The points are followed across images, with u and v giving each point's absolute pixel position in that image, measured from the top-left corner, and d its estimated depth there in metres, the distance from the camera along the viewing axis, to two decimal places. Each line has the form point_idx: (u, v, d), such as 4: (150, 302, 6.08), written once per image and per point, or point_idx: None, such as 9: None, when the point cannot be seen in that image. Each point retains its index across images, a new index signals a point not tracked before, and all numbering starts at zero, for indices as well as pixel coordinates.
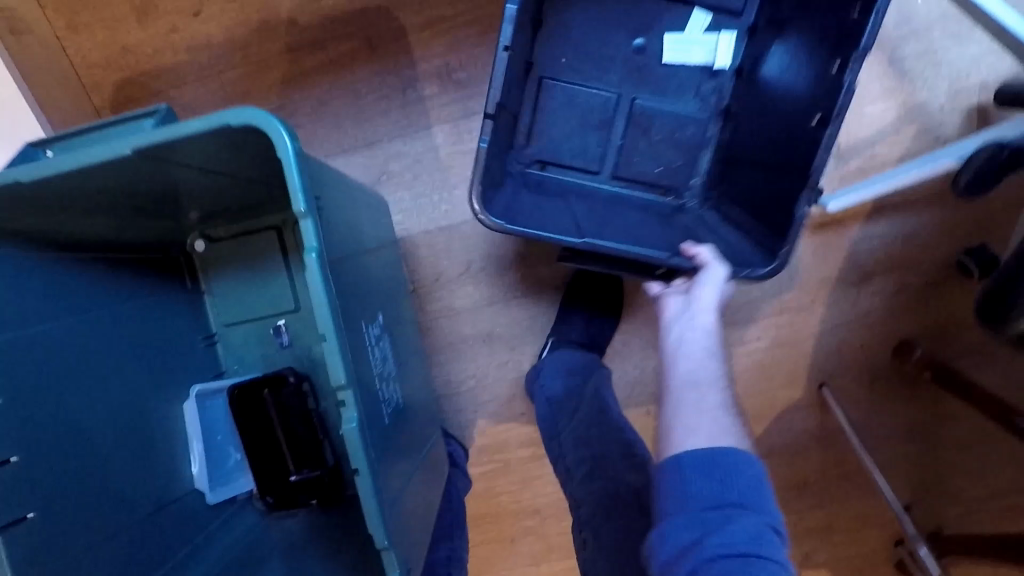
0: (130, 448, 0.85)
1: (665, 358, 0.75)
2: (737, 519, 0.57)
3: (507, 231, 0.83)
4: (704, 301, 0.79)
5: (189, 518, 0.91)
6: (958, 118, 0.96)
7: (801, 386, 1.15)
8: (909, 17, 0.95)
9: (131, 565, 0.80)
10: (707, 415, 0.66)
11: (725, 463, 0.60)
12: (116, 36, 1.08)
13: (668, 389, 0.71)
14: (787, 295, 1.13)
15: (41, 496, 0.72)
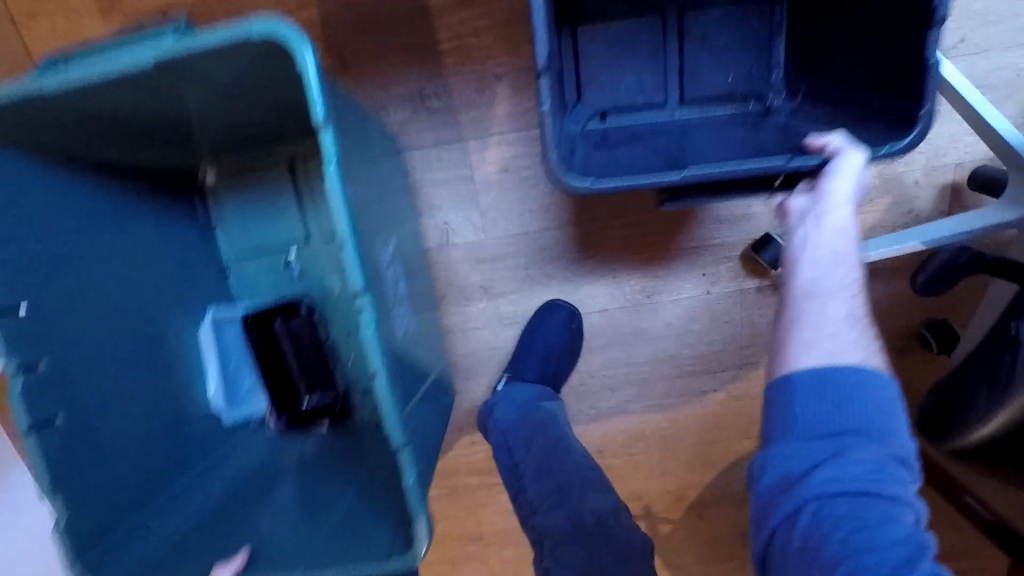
0: (138, 376, 0.80)
1: (793, 262, 0.66)
2: (855, 446, 0.55)
3: (596, 188, 0.74)
4: (835, 198, 0.68)
5: (203, 441, 0.86)
6: (932, 194, 0.97)
7: (755, 439, 1.16)
8: None
9: (147, 479, 0.79)
10: (829, 332, 0.60)
11: (847, 382, 0.57)
12: (77, 28, 1.03)
13: (790, 301, 0.64)
14: (749, 351, 1.11)
15: (65, 402, 0.71)
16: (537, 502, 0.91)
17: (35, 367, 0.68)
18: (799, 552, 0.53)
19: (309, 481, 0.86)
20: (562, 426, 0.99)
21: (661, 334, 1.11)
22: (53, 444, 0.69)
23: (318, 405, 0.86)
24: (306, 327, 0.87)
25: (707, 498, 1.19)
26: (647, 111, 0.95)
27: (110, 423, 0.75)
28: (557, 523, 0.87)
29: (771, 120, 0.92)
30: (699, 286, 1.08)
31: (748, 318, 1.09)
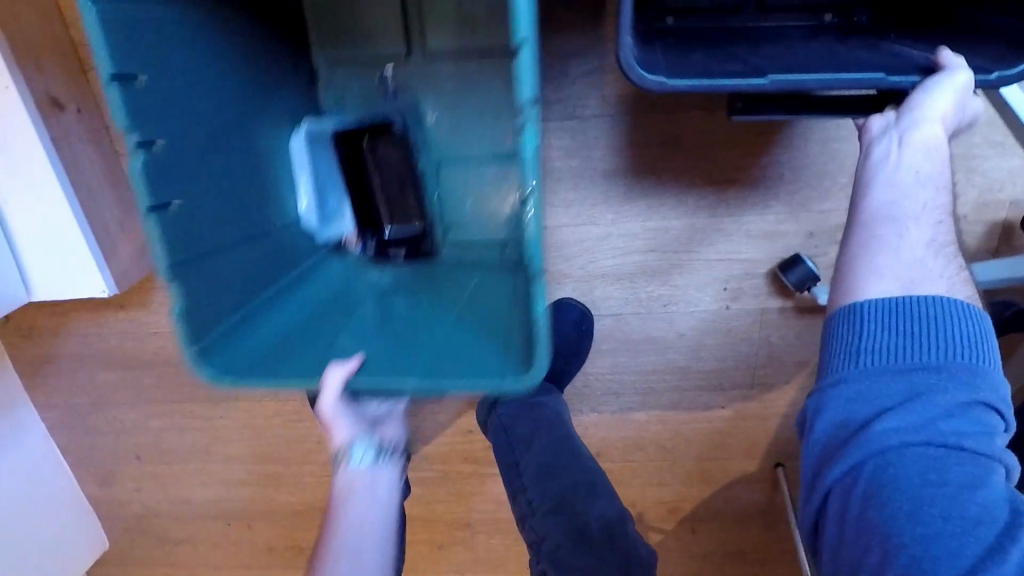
0: (234, 177, 0.74)
1: (870, 187, 0.61)
2: (933, 389, 0.51)
3: (669, 88, 0.63)
4: (929, 115, 0.60)
5: (295, 245, 0.83)
6: (980, 230, 0.91)
7: (758, 460, 1.13)
8: None
9: (253, 279, 0.74)
10: (905, 261, 0.57)
11: (928, 315, 0.54)
12: None
13: (861, 221, 0.60)
14: (764, 372, 1.06)
15: (181, 189, 0.66)
16: (538, 502, 0.87)
17: (152, 144, 0.62)
18: (862, 506, 0.51)
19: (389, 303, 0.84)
20: (568, 425, 0.96)
21: (673, 344, 1.06)
22: (169, 223, 0.63)
23: (399, 233, 0.87)
24: (391, 150, 0.86)
25: (701, 512, 1.17)
26: (715, 14, 0.77)
27: (214, 217, 0.70)
28: (557, 527, 0.84)
29: (854, 39, 0.75)
30: (718, 301, 1.02)
31: (765, 337, 1.04)
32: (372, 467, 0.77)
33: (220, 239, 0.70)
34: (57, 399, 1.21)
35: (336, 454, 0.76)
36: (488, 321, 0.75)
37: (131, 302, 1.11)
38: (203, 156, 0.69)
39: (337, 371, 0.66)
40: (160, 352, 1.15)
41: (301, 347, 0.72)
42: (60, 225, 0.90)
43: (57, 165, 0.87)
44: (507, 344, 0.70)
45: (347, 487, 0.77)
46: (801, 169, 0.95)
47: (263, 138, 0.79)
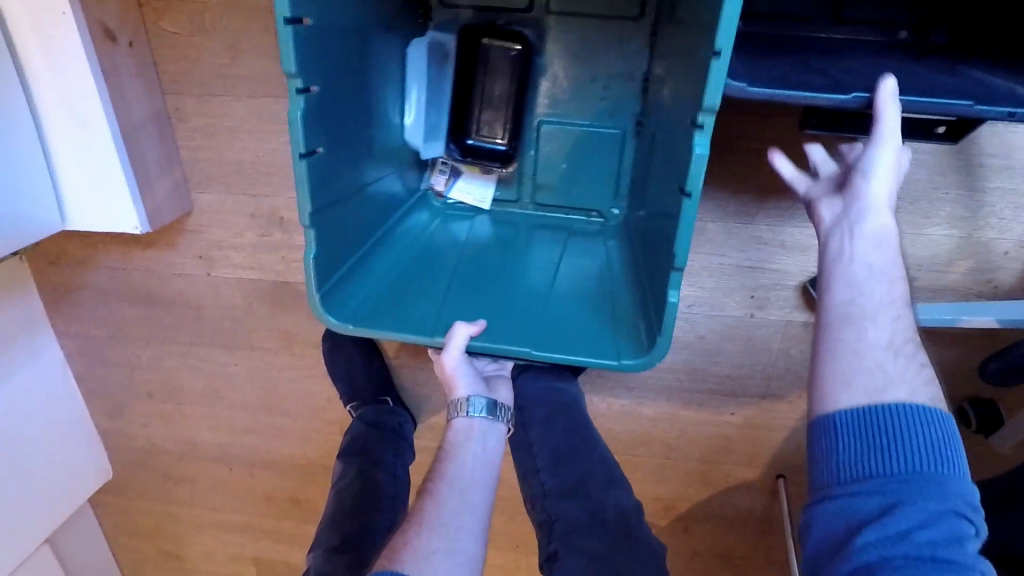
0: (362, 109, 0.77)
1: (828, 287, 0.57)
2: (906, 500, 0.47)
3: (746, 95, 0.64)
4: (875, 199, 0.58)
5: (399, 156, 0.89)
6: (1018, 269, 0.90)
7: (760, 470, 1.13)
8: (1010, 151, 0.85)
9: (372, 205, 0.81)
10: (868, 367, 0.52)
11: (893, 424, 0.50)
12: None
13: (824, 323, 0.56)
14: (777, 384, 1.06)
15: (325, 134, 0.68)
16: (550, 485, 0.89)
17: (309, 90, 0.64)
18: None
19: (485, 248, 0.89)
20: (583, 413, 0.97)
21: (691, 345, 1.06)
22: (319, 166, 0.68)
23: (480, 145, 0.91)
24: (508, 61, 0.88)
25: (697, 513, 1.18)
26: (791, 21, 0.75)
27: (346, 158, 0.74)
28: (571, 511, 0.86)
29: (923, 59, 0.73)
30: (743, 308, 1.01)
31: (783, 350, 1.04)
32: (485, 419, 0.81)
33: (343, 192, 0.74)
34: (77, 329, 1.23)
35: (451, 404, 0.81)
36: (582, 288, 0.84)
37: (160, 242, 1.11)
38: (341, 100, 0.72)
39: (455, 331, 0.72)
40: (182, 295, 1.15)
41: (409, 301, 0.79)
42: (101, 157, 0.90)
43: (104, 96, 0.86)
44: (610, 313, 0.79)
45: (463, 433, 0.79)
46: None
47: (374, 79, 0.80)
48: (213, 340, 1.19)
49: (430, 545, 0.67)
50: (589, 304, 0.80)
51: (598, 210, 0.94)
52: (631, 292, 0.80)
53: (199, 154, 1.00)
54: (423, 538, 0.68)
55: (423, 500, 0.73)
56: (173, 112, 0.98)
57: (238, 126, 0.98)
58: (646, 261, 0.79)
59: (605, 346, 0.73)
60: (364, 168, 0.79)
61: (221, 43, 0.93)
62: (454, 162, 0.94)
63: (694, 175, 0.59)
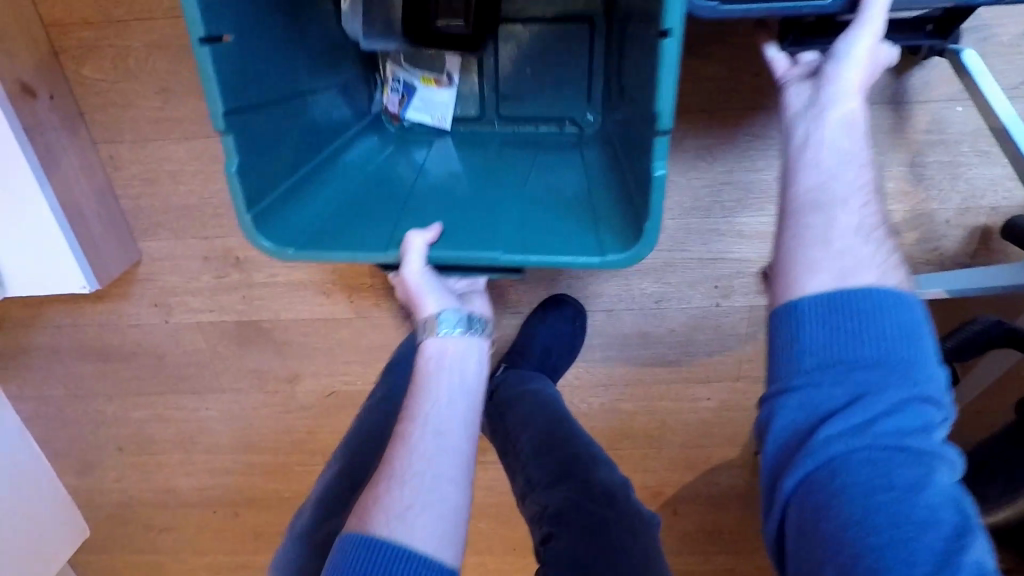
0: (279, 14, 0.73)
1: (794, 170, 0.54)
2: (870, 390, 0.45)
3: (722, 13, 0.62)
4: (846, 87, 0.55)
5: (336, 69, 0.85)
6: (961, 235, 0.94)
7: (738, 448, 1.17)
8: (941, 125, 0.89)
9: (299, 123, 0.77)
10: (835, 248, 0.50)
11: (862, 312, 0.47)
12: None
13: (791, 206, 0.53)
14: (746, 365, 1.09)
15: (230, 23, 0.64)
16: (536, 478, 0.87)
17: None
18: (809, 534, 0.44)
19: (456, 168, 0.87)
20: (563, 409, 0.96)
21: (663, 339, 1.08)
22: (223, 56, 0.63)
23: (442, 27, 0.83)
24: None
25: (683, 495, 1.22)
26: None
27: (259, 65, 0.70)
28: (559, 491, 0.82)
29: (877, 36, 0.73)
30: (710, 297, 1.03)
31: (751, 332, 1.06)
32: (461, 337, 0.71)
33: (266, 96, 0.71)
34: (32, 391, 1.17)
35: (420, 325, 0.72)
36: (556, 194, 0.80)
37: (110, 294, 1.06)
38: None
39: (414, 232, 0.71)
40: (141, 345, 1.11)
41: (356, 224, 0.76)
42: (33, 219, 0.85)
43: (29, 156, 0.81)
44: (590, 214, 0.74)
45: (435, 359, 0.70)
46: None
47: None
48: (180, 387, 1.16)
49: (403, 501, 0.60)
50: (566, 211, 0.76)
51: (568, 118, 0.90)
52: (613, 194, 0.76)
53: (141, 201, 0.96)
54: (395, 491, 0.61)
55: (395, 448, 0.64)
56: (107, 161, 0.93)
57: (180, 170, 0.94)
58: (628, 157, 0.75)
59: (587, 241, 0.70)
60: (297, 86, 0.77)
61: (151, 85, 0.88)
62: (407, 79, 0.90)
63: (673, 9, 0.55)
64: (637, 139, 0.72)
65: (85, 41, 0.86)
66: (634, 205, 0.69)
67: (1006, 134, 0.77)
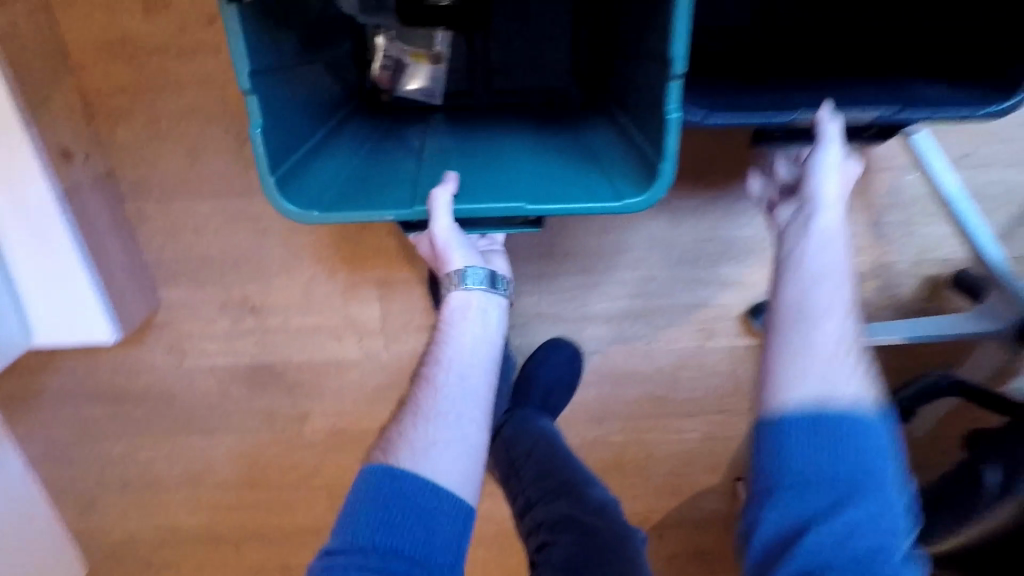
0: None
1: (783, 287, 0.61)
2: (849, 498, 0.53)
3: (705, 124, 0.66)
4: (826, 203, 0.64)
5: (327, 46, 0.82)
6: (915, 284, 1.06)
7: (720, 475, 1.26)
8: (897, 190, 1.01)
9: (301, 98, 0.73)
10: (818, 360, 0.57)
11: (844, 428, 0.55)
12: (114, 21, 0.87)
13: (778, 316, 0.60)
14: (727, 398, 1.19)
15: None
16: (535, 496, 0.93)
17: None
18: None
19: (449, 140, 0.85)
20: (561, 441, 1.02)
21: (652, 377, 1.16)
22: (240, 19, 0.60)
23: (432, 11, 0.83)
24: None
25: (669, 520, 1.30)
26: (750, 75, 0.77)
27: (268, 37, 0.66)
28: (560, 507, 0.89)
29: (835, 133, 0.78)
30: (694, 339, 1.13)
31: (731, 370, 1.16)
32: (484, 292, 0.77)
33: (271, 63, 0.67)
34: (39, 432, 1.19)
35: (444, 276, 0.77)
36: (560, 154, 0.79)
37: (126, 339, 1.10)
38: None
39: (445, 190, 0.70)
40: (153, 387, 1.15)
41: (364, 194, 0.73)
42: (65, 275, 0.89)
43: (67, 217, 0.86)
44: (599, 168, 0.74)
45: (457, 308, 0.76)
46: None
47: None
48: (190, 427, 1.19)
49: (422, 434, 0.66)
50: (568, 171, 0.75)
51: (559, 91, 0.90)
52: (620, 146, 0.75)
53: (164, 253, 1.01)
54: (418, 427, 0.67)
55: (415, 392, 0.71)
56: (133, 216, 0.98)
57: (203, 225, 1.00)
58: (631, 114, 0.74)
59: (603, 193, 0.69)
60: (295, 61, 0.73)
61: (180, 148, 0.94)
62: (397, 55, 0.89)
63: None
64: (639, 94, 0.71)
65: (120, 107, 0.91)
66: (645, 155, 0.69)
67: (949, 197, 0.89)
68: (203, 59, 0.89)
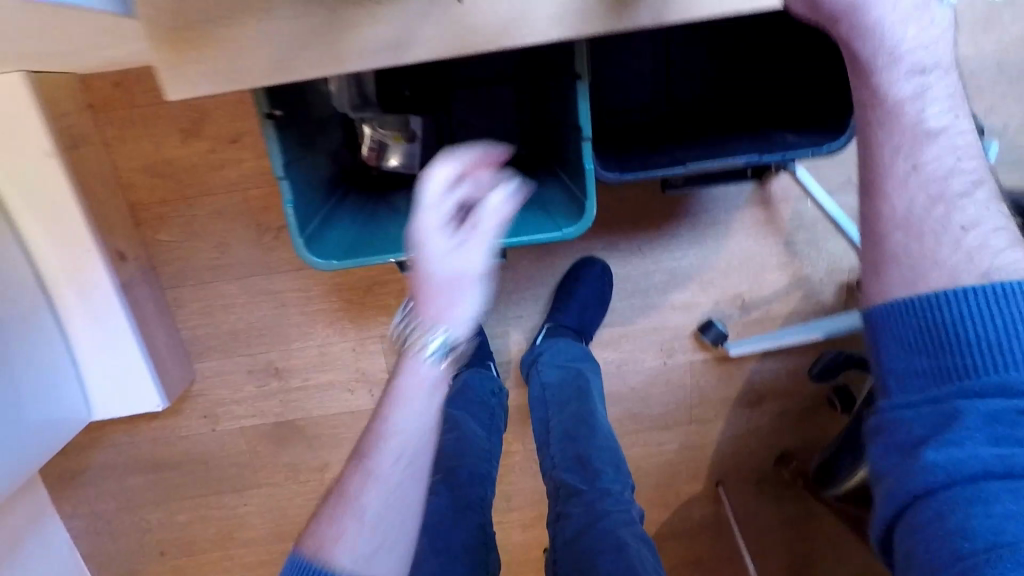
0: (302, 102, 0.88)
1: (878, 147, 0.58)
2: (975, 375, 0.50)
3: (622, 179, 0.84)
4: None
5: (331, 142, 0.99)
6: (833, 290, 1.26)
7: (702, 481, 1.40)
8: (801, 216, 1.22)
9: (316, 183, 0.90)
10: (935, 228, 0.55)
11: (956, 298, 0.52)
12: (158, 148, 1.09)
13: (890, 175, 0.57)
14: (695, 409, 1.35)
15: (279, 109, 0.79)
16: (558, 459, 0.98)
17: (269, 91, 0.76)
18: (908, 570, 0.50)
19: None
20: (596, 395, 1.05)
21: (627, 396, 1.33)
22: (277, 131, 0.78)
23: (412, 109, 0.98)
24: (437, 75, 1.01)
25: (662, 529, 1.43)
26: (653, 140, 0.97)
27: (295, 143, 0.84)
28: (574, 482, 0.93)
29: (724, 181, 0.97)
30: (657, 359, 1.31)
31: (695, 383, 1.34)
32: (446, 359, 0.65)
33: (297, 158, 0.84)
34: (84, 507, 1.32)
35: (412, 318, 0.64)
36: None
37: (166, 411, 1.26)
38: (289, 96, 0.83)
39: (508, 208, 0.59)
40: (189, 453, 1.29)
41: (367, 247, 0.87)
42: (121, 353, 1.08)
43: (122, 304, 1.05)
44: (547, 210, 0.89)
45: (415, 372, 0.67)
46: (703, 202, 1.22)
47: (312, 96, 0.93)
48: (220, 489, 1.32)
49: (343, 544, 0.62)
50: (520, 213, 0.90)
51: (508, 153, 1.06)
52: (559, 189, 0.91)
53: (198, 330, 1.20)
54: (349, 529, 0.63)
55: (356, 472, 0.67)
56: (173, 302, 1.17)
57: (231, 303, 1.18)
58: (564, 167, 0.90)
59: (548, 227, 0.84)
60: (309, 155, 0.89)
61: (211, 241, 1.14)
62: (380, 138, 0.99)
63: (582, 61, 0.74)
64: (565, 151, 0.88)
65: (162, 215, 1.12)
66: (575, 194, 0.84)
67: (834, 219, 1.10)
68: (229, 170, 1.11)
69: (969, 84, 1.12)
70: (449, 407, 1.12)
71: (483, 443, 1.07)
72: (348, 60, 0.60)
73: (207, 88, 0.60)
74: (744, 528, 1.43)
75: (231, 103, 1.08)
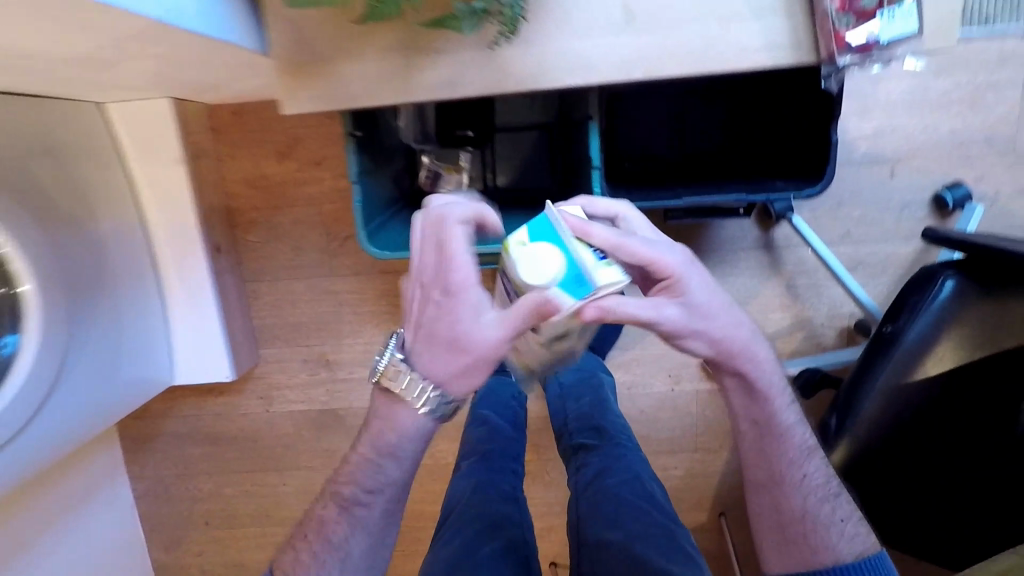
0: (375, 130, 1.11)
1: (772, 451, 0.79)
2: None
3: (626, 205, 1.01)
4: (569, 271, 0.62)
5: (394, 165, 1.20)
6: (833, 333, 1.36)
7: (705, 511, 1.46)
8: (802, 262, 1.34)
9: (381, 191, 1.12)
10: (820, 522, 0.77)
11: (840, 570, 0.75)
12: (257, 165, 1.35)
13: (784, 475, 0.79)
14: (702, 437, 1.44)
15: (359, 130, 1.02)
16: (574, 427, 1.09)
17: (352, 116, 0.98)
18: None
19: None
20: (609, 393, 1.16)
21: (636, 419, 1.44)
22: (355, 147, 1.00)
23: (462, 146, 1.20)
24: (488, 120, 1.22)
25: None
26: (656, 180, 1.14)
27: (368, 158, 1.06)
28: (588, 441, 1.03)
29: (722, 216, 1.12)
30: (666, 384, 1.42)
31: (701, 412, 1.43)
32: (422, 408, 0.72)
33: (368, 169, 1.06)
34: (150, 471, 1.51)
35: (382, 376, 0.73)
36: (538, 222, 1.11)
37: (230, 390, 1.46)
38: (366, 122, 1.05)
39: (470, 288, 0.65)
40: (244, 430, 1.47)
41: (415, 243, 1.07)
42: (207, 327, 1.30)
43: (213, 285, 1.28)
44: None
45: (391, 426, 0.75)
46: (712, 241, 1.36)
47: (384, 127, 1.16)
48: (265, 467, 1.48)
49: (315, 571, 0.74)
50: None
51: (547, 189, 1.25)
52: None
53: (267, 320, 1.41)
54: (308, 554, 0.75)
55: (330, 506, 0.76)
56: (251, 294, 1.40)
57: (297, 299, 1.40)
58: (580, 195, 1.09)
59: None
60: (378, 169, 1.11)
61: (287, 245, 1.37)
62: (435, 168, 1.20)
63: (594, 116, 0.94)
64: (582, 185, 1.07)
65: (253, 220, 1.36)
66: None
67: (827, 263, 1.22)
68: (311, 187, 1.35)
69: (960, 153, 1.25)
70: (479, 407, 1.26)
71: (512, 433, 1.20)
72: (414, 91, 0.81)
73: (311, 107, 0.82)
74: (744, 562, 1.47)
75: (319, 134, 1.33)
